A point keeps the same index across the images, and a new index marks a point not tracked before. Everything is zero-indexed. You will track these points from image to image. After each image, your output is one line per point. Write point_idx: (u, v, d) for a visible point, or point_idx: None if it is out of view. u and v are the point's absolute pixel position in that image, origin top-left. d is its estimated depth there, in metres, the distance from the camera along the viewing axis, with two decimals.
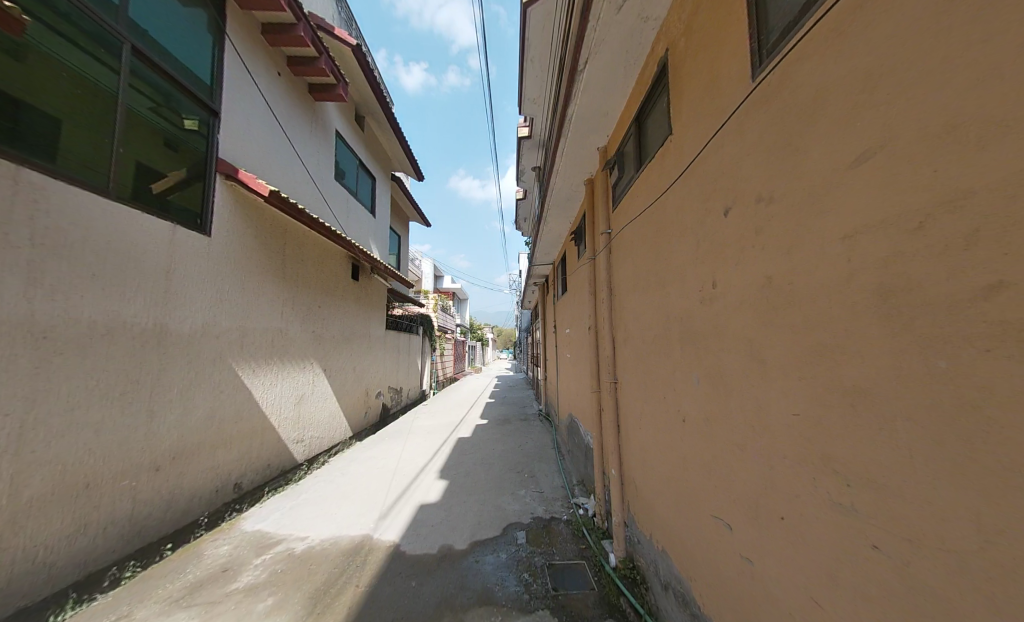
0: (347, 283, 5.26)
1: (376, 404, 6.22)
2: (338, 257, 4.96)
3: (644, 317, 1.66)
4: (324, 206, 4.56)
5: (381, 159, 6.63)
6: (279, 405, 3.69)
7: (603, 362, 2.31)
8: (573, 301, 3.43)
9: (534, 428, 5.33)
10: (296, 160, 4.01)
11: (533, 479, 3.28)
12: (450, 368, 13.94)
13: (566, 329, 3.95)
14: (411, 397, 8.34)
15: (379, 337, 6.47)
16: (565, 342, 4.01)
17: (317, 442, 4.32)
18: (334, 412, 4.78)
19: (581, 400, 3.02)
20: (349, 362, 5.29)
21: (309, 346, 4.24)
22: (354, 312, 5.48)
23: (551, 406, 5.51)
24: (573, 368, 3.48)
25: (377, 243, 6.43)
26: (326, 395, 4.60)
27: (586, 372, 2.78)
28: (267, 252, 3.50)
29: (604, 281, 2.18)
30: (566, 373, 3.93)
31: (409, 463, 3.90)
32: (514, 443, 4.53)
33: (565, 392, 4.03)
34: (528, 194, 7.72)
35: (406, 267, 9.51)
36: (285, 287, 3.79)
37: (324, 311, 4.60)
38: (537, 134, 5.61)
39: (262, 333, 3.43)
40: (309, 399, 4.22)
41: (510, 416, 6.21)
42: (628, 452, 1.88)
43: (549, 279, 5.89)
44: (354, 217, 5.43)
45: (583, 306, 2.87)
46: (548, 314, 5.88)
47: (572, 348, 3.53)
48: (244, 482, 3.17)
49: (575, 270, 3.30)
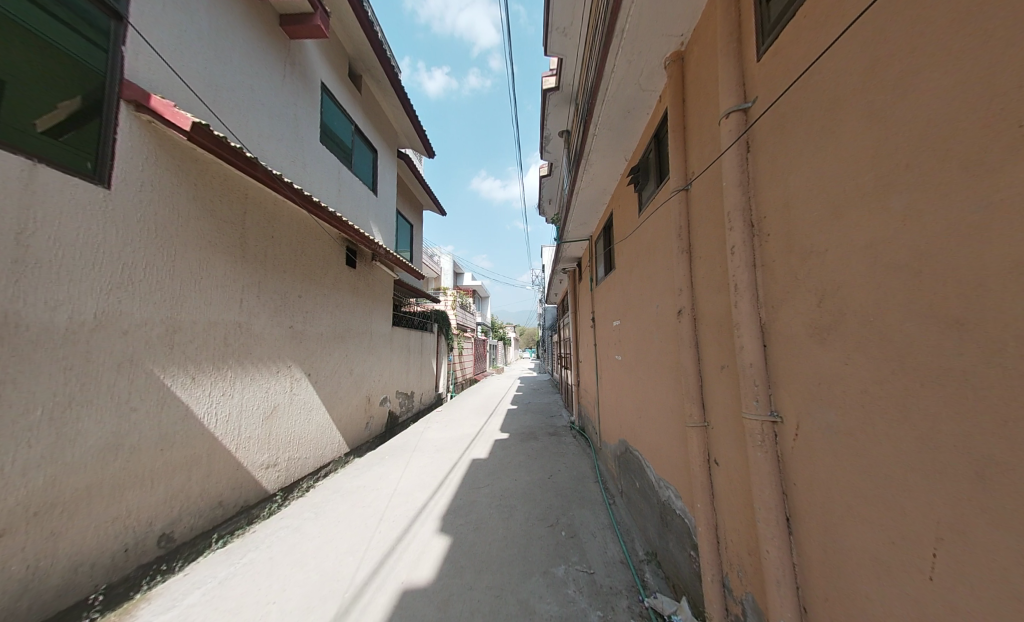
0: (341, 270, 4.41)
1: (380, 414, 5.35)
2: (328, 238, 4.11)
3: (939, 245, 0.55)
4: (305, 173, 3.71)
5: (385, 130, 5.76)
6: (239, 422, 2.86)
7: (720, 374, 1.21)
8: (631, 278, 2.32)
9: (567, 448, 4.23)
10: (262, 111, 3.17)
11: (573, 542, 2.21)
12: (470, 368, 13.03)
13: (614, 322, 2.83)
14: (425, 402, 7.48)
15: (384, 336, 5.60)
16: (613, 340, 2.91)
17: (296, 467, 3.47)
18: (323, 426, 3.94)
19: (652, 428, 1.92)
20: (344, 366, 4.43)
21: (286, 346, 3.40)
22: (350, 305, 4.61)
23: (589, 421, 4.38)
24: (631, 377, 2.36)
25: (380, 227, 5.58)
26: (311, 408, 3.76)
27: (666, 386, 1.68)
28: (214, 221, 2.65)
29: (728, 211, 1.08)
30: (616, 384, 2.82)
31: (404, 500, 2.93)
32: (543, 473, 3.43)
33: (613, 409, 2.92)
34: (555, 167, 6.60)
35: (419, 259, 8.66)
36: (245, 271, 2.94)
37: (307, 303, 3.75)
38: (566, 82, 4.53)
39: (207, 328, 2.59)
40: (285, 413, 3.37)
41: (536, 430, 5.15)
42: (830, 597, 0.78)
43: (583, 262, 4.77)
44: (349, 193, 4.58)
45: (659, 278, 1.75)
46: (582, 305, 4.75)
47: (628, 347, 2.42)
48: (178, 531, 2.35)
49: (637, 229, 2.17)
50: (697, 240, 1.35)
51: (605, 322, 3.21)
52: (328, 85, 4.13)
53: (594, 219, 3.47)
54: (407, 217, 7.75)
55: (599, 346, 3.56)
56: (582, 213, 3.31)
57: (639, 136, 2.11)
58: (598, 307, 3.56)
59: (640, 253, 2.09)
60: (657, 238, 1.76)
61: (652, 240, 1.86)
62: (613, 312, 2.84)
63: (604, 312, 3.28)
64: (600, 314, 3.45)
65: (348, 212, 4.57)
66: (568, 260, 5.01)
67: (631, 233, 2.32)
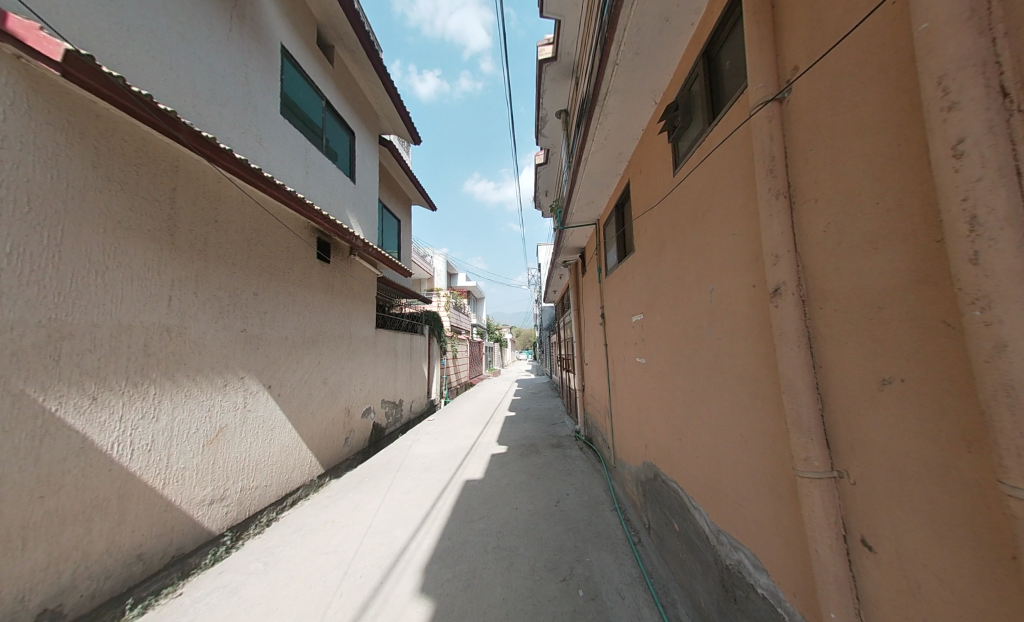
0: (311, 264, 3.83)
1: (362, 427, 4.76)
2: (294, 226, 3.53)
3: None
4: (262, 149, 3.14)
5: (364, 112, 5.20)
6: (169, 451, 2.28)
7: (888, 395, 0.68)
8: (662, 258, 1.79)
9: (574, 464, 3.69)
10: (204, 69, 2.61)
11: (598, 608, 1.66)
12: (465, 372, 12.43)
13: (635, 316, 2.30)
14: (415, 411, 6.88)
15: (366, 340, 5.01)
16: (632, 341, 2.39)
17: (250, 499, 2.89)
18: (288, 446, 3.36)
19: (707, 459, 1.40)
20: (317, 375, 3.85)
21: (236, 353, 2.81)
22: (323, 305, 4.03)
23: (597, 431, 3.86)
24: (664, 387, 1.84)
25: (360, 219, 5.01)
26: (272, 426, 3.17)
27: (740, 404, 1.15)
28: (129, 197, 2.08)
29: (935, 85, 0.56)
30: (638, 393, 2.30)
31: (378, 544, 2.36)
32: (548, 498, 2.89)
33: (634, 423, 2.40)
34: (551, 154, 6.11)
35: (407, 256, 8.08)
36: (176, 261, 2.36)
37: (267, 301, 3.17)
38: (565, 50, 4.02)
39: (118, 332, 2.01)
40: (235, 435, 2.79)
41: (537, 441, 4.60)
42: None
43: (587, 252, 4.26)
44: (320, 177, 4.01)
45: (721, 248, 1.23)
46: (586, 301, 4.23)
47: (658, 349, 1.89)
48: (69, 605, 1.76)
49: (672, 192, 1.65)
50: (817, 174, 0.83)
51: (621, 317, 2.68)
52: (292, 51, 3.57)
53: (603, 198, 2.95)
54: (392, 211, 7.16)
55: (611, 347, 3.04)
56: (589, 189, 2.78)
57: (675, 69, 1.60)
58: (609, 301, 3.05)
59: (678, 222, 1.58)
60: (717, 193, 1.24)
61: (704, 199, 1.34)
62: (634, 304, 2.31)
63: (618, 306, 2.76)
64: (613, 309, 2.93)
65: (320, 198, 4.00)
66: (570, 251, 4.49)
67: (660, 201, 1.80)
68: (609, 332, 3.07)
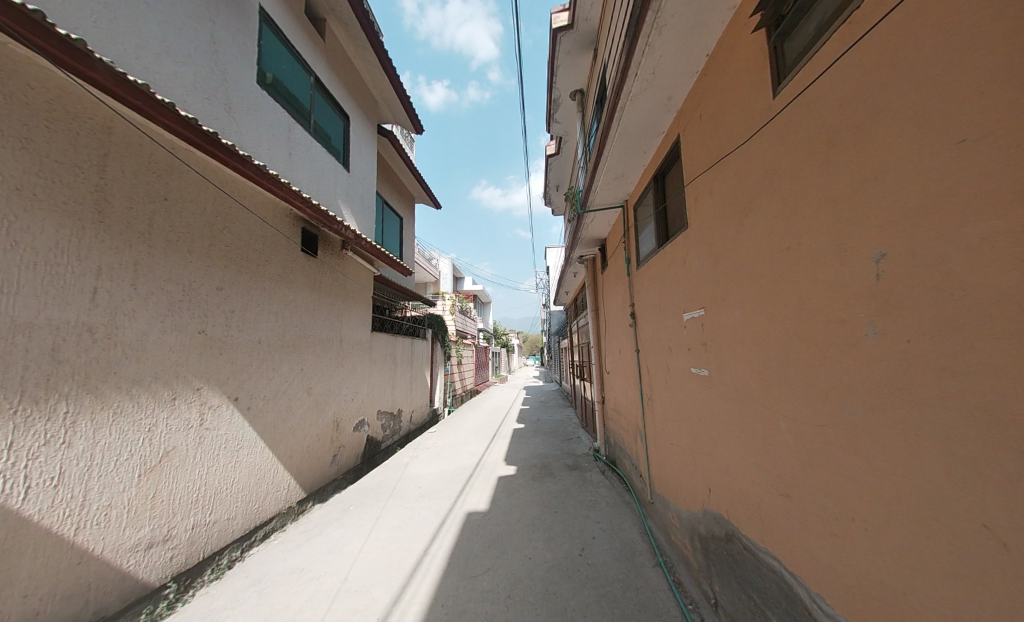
0: (294, 257, 3.36)
1: (353, 442, 4.24)
2: (273, 213, 3.07)
3: None
4: (232, 120, 2.69)
5: (361, 96, 4.79)
6: (85, 486, 1.77)
7: None
8: (747, 226, 1.24)
9: (597, 492, 3.10)
10: (156, 18, 2.17)
11: None
12: (470, 379, 11.87)
13: (690, 313, 1.73)
14: (416, 421, 6.35)
15: (360, 345, 4.52)
16: (684, 346, 1.81)
17: (206, 538, 2.38)
18: (260, 469, 2.85)
19: (873, 550, 0.81)
20: (300, 384, 3.36)
21: (192, 359, 2.33)
22: (309, 304, 3.55)
23: (623, 453, 3.26)
24: (751, 415, 1.26)
25: (356, 211, 4.56)
26: (238, 447, 2.66)
27: (996, 472, 0.57)
28: (32, 160, 1.62)
29: None
30: (693, 416, 1.72)
31: (351, 611, 1.80)
32: (570, 545, 2.29)
33: (687, 456, 1.81)
34: (565, 141, 5.59)
35: (410, 255, 7.63)
36: (104, 244, 1.89)
37: (237, 298, 2.69)
38: (584, 13, 3.52)
39: (8, 334, 1.53)
40: (186, 460, 2.28)
41: (550, 461, 4.02)
42: None
43: (608, 244, 3.71)
44: (307, 160, 3.55)
45: (923, 176, 0.66)
46: (608, 300, 3.66)
47: (739, 358, 1.32)
48: None
49: (772, 120, 1.09)
50: None
51: (662, 316, 2.12)
52: (272, 16, 3.15)
53: (636, 169, 2.40)
54: (393, 207, 6.72)
55: (647, 354, 2.45)
56: (620, 157, 2.23)
57: None
58: (644, 297, 2.47)
59: (792, 161, 1.01)
60: (920, 69, 0.67)
61: (869, 100, 0.77)
62: (688, 298, 1.74)
63: (658, 305, 2.19)
64: (649, 307, 2.36)
65: (306, 183, 3.53)
66: (588, 243, 3.94)
67: (743, 145, 1.25)
68: (644, 336, 2.49)
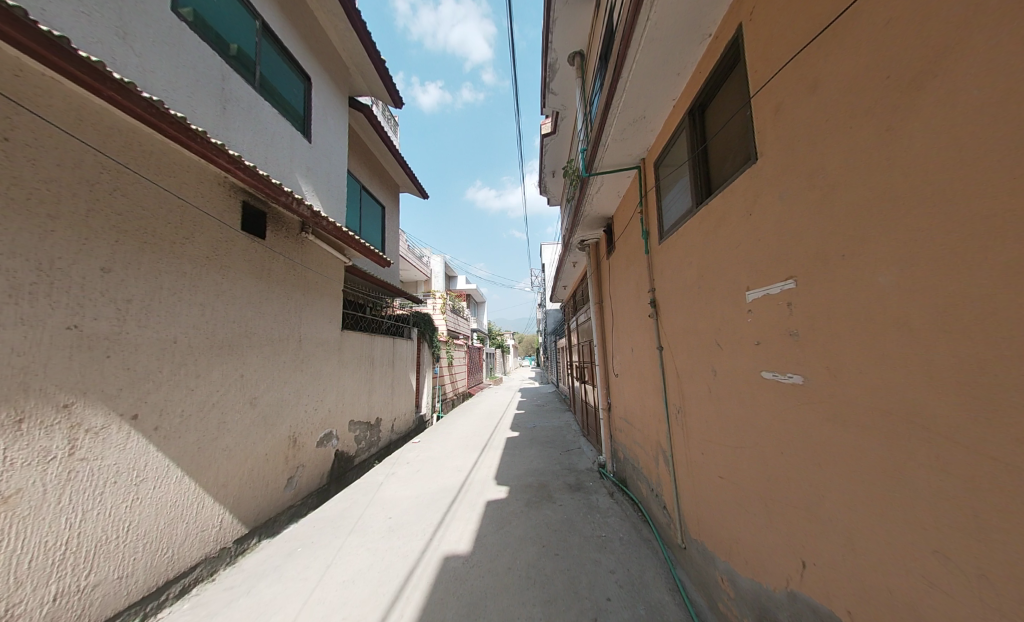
0: (234, 237, 2.72)
1: (316, 460, 3.60)
2: (196, 178, 2.42)
3: None
4: (131, 50, 2.04)
5: (327, 59, 4.16)
6: None
7: None
8: (934, 102, 0.64)
9: (607, 524, 2.51)
10: None
11: None
12: (462, 381, 11.23)
13: (761, 291, 1.15)
14: (398, 431, 5.71)
15: (326, 345, 3.88)
16: (750, 339, 1.22)
17: (80, 612, 1.72)
18: (174, 506, 2.20)
19: None
20: (240, 393, 2.71)
21: (56, 365, 1.68)
22: (254, 294, 2.90)
23: (638, 473, 2.68)
24: (939, 465, 0.67)
25: (323, 190, 3.92)
26: (138, 479, 2.01)
27: None
28: None
29: None
30: (771, 446, 1.14)
31: None
32: (578, 612, 1.69)
33: (757, 503, 1.23)
34: (561, 117, 5.03)
35: (392, 247, 6.98)
36: None
37: (139, 283, 2.04)
38: None
39: None
40: (44, 508, 1.63)
41: (548, 480, 3.41)
42: None
43: (615, 222, 3.13)
44: (252, 120, 2.92)
45: None
46: (617, 290, 3.06)
47: (893, 358, 0.73)
48: None
49: None
50: None
51: (704, 299, 1.54)
52: None
53: (663, 106, 1.80)
54: (371, 193, 6.07)
55: (676, 353, 1.86)
56: (644, 86, 1.65)
57: None
58: (671, 279, 1.89)
59: None
60: None
61: None
62: (760, 266, 1.15)
63: (697, 284, 1.61)
64: (682, 289, 1.77)
65: (251, 147, 2.89)
66: (591, 223, 3.34)
67: None
68: (672, 329, 1.90)
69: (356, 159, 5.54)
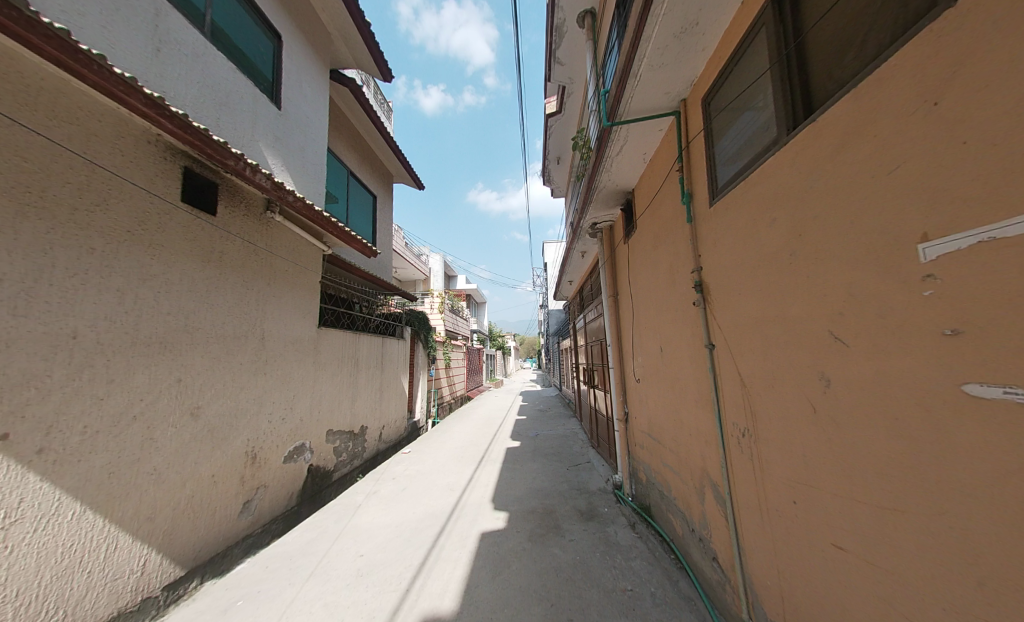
0: (170, 210, 2.21)
1: (283, 479, 3.07)
2: (113, 130, 1.93)
3: None
4: None
5: (303, 20, 3.67)
6: None
7: None
8: None
9: (633, 571, 1.96)
10: None
11: None
12: (460, 385, 10.68)
13: (958, 239, 0.64)
14: (386, 441, 5.17)
15: (298, 344, 3.36)
16: (928, 325, 0.70)
17: None
18: (68, 555, 1.65)
19: None
20: (177, 402, 2.19)
21: None
22: (201, 281, 2.39)
23: (669, 505, 2.14)
24: None
25: (297, 166, 3.42)
26: (7, 522, 1.46)
27: None
28: None
29: None
30: (999, 525, 0.60)
31: None
32: None
33: (938, 610, 0.70)
34: (568, 93, 4.53)
35: (383, 240, 6.47)
36: None
37: (17, 258, 1.53)
38: None
39: None
40: None
41: (556, 505, 2.88)
42: None
43: (636, 196, 2.61)
44: (199, 71, 2.42)
45: None
46: (639, 278, 2.54)
47: None
48: None
49: None
50: None
51: (804, 268, 1.02)
52: None
53: (723, 7, 1.29)
54: (360, 179, 5.58)
55: (741, 351, 1.34)
56: None
57: None
58: (733, 248, 1.36)
59: None
60: None
61: None
62: (967, 187, 0.62)
63: (788, 248, 1.08)
64: (753, 260, 1.24)
65: (197, 103, 2.40)
66: (606, 200, 2.83)
67: None
68: (734, 318, 1.38)
69: (342, 141, 5.05)
